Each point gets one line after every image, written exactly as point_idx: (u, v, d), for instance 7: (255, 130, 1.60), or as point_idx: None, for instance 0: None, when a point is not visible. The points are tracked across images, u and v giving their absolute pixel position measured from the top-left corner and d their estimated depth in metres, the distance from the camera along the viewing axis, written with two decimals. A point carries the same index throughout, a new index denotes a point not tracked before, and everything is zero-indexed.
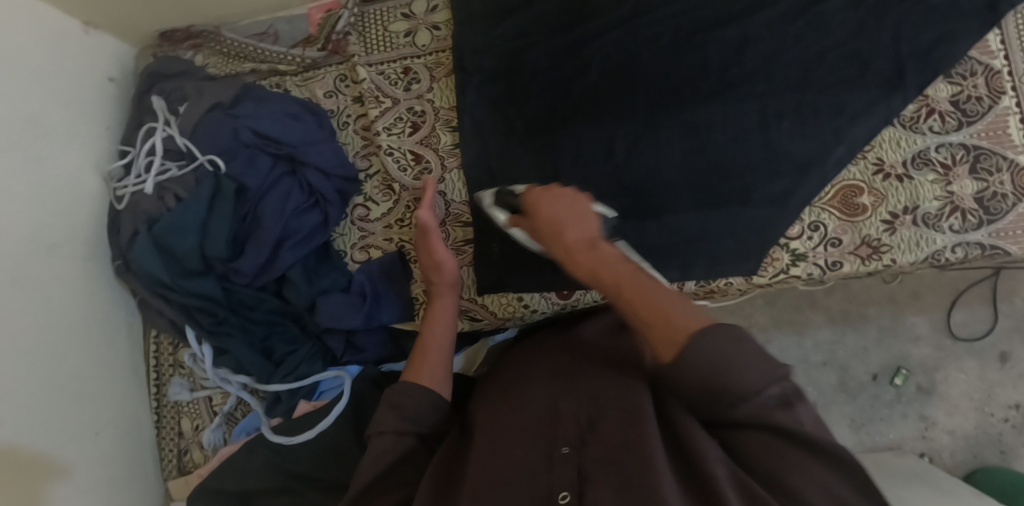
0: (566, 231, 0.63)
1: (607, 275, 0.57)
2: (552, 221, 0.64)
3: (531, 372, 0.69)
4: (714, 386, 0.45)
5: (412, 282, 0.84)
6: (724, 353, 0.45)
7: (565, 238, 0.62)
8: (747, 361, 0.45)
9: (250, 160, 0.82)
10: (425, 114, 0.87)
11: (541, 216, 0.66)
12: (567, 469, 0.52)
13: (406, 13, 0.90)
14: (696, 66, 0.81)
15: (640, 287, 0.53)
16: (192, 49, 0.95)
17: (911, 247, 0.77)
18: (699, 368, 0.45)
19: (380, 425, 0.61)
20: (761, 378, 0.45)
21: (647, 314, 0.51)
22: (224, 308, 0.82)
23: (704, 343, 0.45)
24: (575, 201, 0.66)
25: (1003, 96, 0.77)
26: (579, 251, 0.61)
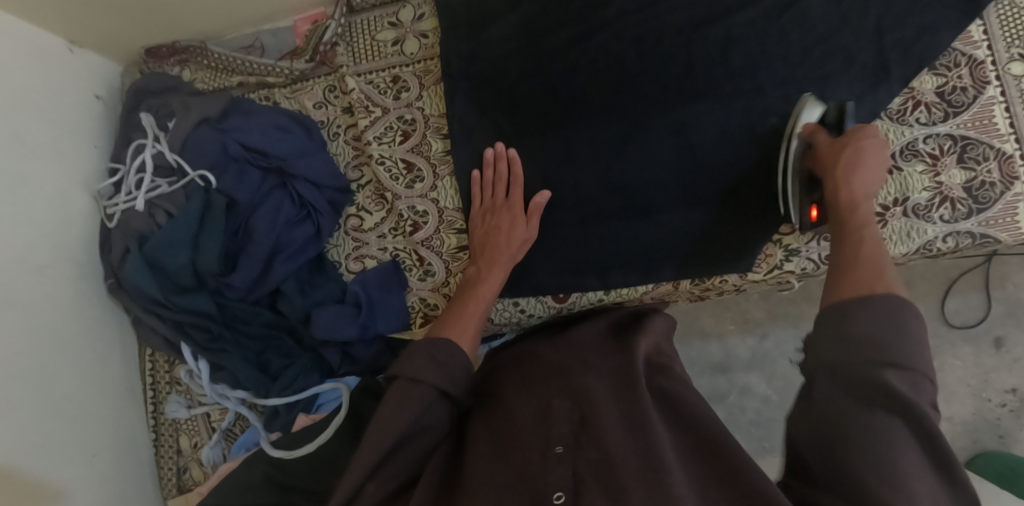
0: (861, 164, 0.64)
1: (863, 215, 0.61)
2: (857, 150, 0.64)
3: (526, 376, 0.69)
4: (886, 342, 0.48)
5: (408, 291, 0.84)
6: (910, 325, 0.49)
7: (850, 177, 0.64)
8: (917, 347, 0.48)
9: (239, 174, 0.81)
10: (416, 122, 0.86)
11: (843, 147, 0.65)
12: (562, 469, 0.51)
13: (393, 21, 0.90)
14: (684, 65, 0.81)
15: (874, 250, 0.57)
16: (178, 64, 0.95)
17: (902, 239, 0.78)
18: (881, 319, 0.49)
19: (419, 372, 0.61)
20: (920, 363, 0.47)
21: (864, 268, 0.56)
22: (218, 324, 0.81)
23: (896, 309, 0.50)
24: (880, 156, 0.65)
25: (988, 86, 0.77)
26: (862, 185, 0.63)
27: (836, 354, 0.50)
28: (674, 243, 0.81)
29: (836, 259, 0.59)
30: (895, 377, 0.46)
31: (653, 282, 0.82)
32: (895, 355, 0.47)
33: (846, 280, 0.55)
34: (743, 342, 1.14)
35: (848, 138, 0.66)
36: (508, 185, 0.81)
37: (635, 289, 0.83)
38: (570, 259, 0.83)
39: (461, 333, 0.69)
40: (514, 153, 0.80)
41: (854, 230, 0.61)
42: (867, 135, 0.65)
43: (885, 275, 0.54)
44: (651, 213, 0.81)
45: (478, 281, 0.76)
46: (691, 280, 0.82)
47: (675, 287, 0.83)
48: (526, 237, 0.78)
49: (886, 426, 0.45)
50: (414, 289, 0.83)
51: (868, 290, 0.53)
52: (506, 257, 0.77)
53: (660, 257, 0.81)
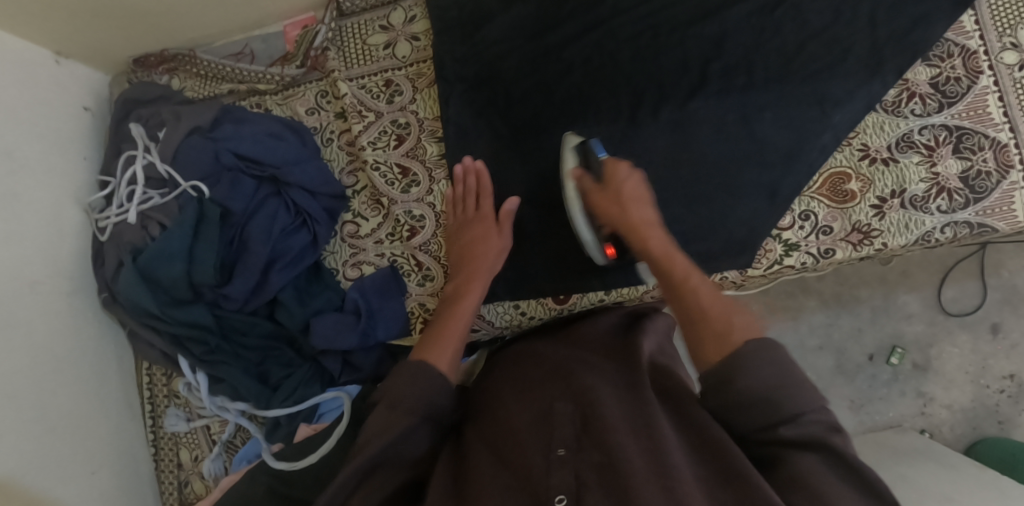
0: (639, 211, 0.73)
1: (679, 262, 0.67)
2: (630, 201, 0.74)
3: (526, 379, 0.68)
4: (772, 395, 0.50)
5: (407, 297, 0.83)
6: (787, 366, 0.52)
7: (631, 217, 0.72)
8: (804, 391, 0.51)
9: (233, 183, 0.80)
10: (410, 125, 0.85)
11: (618, 193, 0.74)
12: (564, 472, 0.51)
13: (384, 25, 0.88)
14: (677, 63, 0.81)
15: (710, 298, 0.62)
16: (167, 73, 0.93)
17: (901, 230, 0.78)
18: (763, 374, 0.51)
19: (398, 397, 0.60)
20: (808, 402, 0.50)
21: (715, 319, 0.59)
22: (216, 336, 0.80)
23: (770, 355, 0.52)
24: (639, 189, 0.75)
25: (981, 76, 0.77)
26: (652, 230, 0.71)
27: (740, 417, 0.52)
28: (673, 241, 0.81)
29: (687, 316, 0.62)
30: (788, 431, 0.50)
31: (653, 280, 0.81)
32: (789, 402, 0.50)
33: (710, 339, 0.57)
34: None
35: (614, 189, 0.75)
36: (484, 193, 0.80)
37: (635, 288, 0.82)
38: (569, 260, 0.82)
39: (443, 348, 0.67)
40: (480, 165, 0.80)
41: (685, 281, 0.65)
42: (624, 183, 0.75)
43: (732, 316, 0.59)
44: None
45: (459, 295, 0.75)
46: None
47: None
48: (502, 247, 0.78)
49: (809, 465, 0.48)
50: (413, 294, 0.83)
51: (734, 343, 0.54)
52: (486, 270, 0.76)
53: None
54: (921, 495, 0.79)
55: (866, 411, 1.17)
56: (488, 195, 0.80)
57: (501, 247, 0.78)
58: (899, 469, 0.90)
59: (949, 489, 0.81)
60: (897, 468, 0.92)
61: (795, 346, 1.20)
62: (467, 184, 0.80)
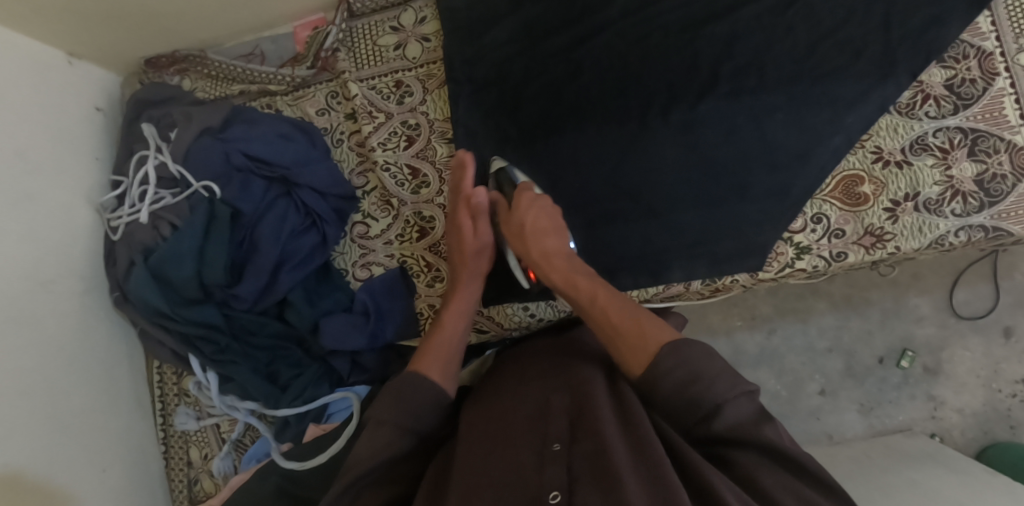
0: (545, 239, 0.72)
1: (584, 287, 0.66)
2: (535, 230, 0.73)
3: (524, 372, 0.68)
4: (690, 393, 0.50)
5: (417, 298, 0.82)
6: (699, 361, 0.51)
7: (543, 246, 0.72)
8: (720, 379, 0.50)
9: (243, 184, 0.80)
10: (420, 126, 0.85)
11: (528, 223, 0.73)
12: (557, 467, 0.50)
13: (394, 25, 0.88)
14: (688, 64, 0.81)
15: (619, 308, 0.62)
16: (178, 74, 0.94)
17: (914, 234, 0.77)
18: (676, 374, 0.51)
19: (382, 415, 0.58)
20: (725, 390, 0.50)
21: (628, 330, 0.59)
22: (226, 336, 0.80)
23: (678, 355, 0.52)
24: (551, 213, 0.75)
25: (997, 78, 0.76)
26: (556, 257, 0.71)
27: (672, 413, 0.52)
28: (683, 244, 0.81)
29: (604, 337, 0.61)
30: (720, 424, 0.49)
31: (663, 283, 0.81)
32: (709, 397, 0.49)
33: (629, 352, 0.57)
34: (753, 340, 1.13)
35: (519, 217, 0.74)
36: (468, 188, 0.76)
37: (645, 291, 0.82)
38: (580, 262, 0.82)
39: (431, 358, 0.65)
40: (468, 156, 0.75)
41: (595, 303, 0.64)
42: (528, 212, 0.74)
43: (643, 331, 0.58)
44: (658, 214, 0.81)
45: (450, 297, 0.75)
46: (702, 280, 0.81)
47: (685, 288, 0.82)
48: (481, 247, 0.75)
49: (746, 461, 0.48)
50: (423, 295, 0.82)
51: (649, 350, 0.55)
52: (474, 272, 0.75)
53: (668, 260, 0.81)
54: (929, 499, 0.79)
55: (876, 414, 1.16)
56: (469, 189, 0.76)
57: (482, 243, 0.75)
58: (910, 473, 0.90)
59: (958, 494, 0.81)
60: (905, 472, 0.91)
61: (804, 348, 1.19)
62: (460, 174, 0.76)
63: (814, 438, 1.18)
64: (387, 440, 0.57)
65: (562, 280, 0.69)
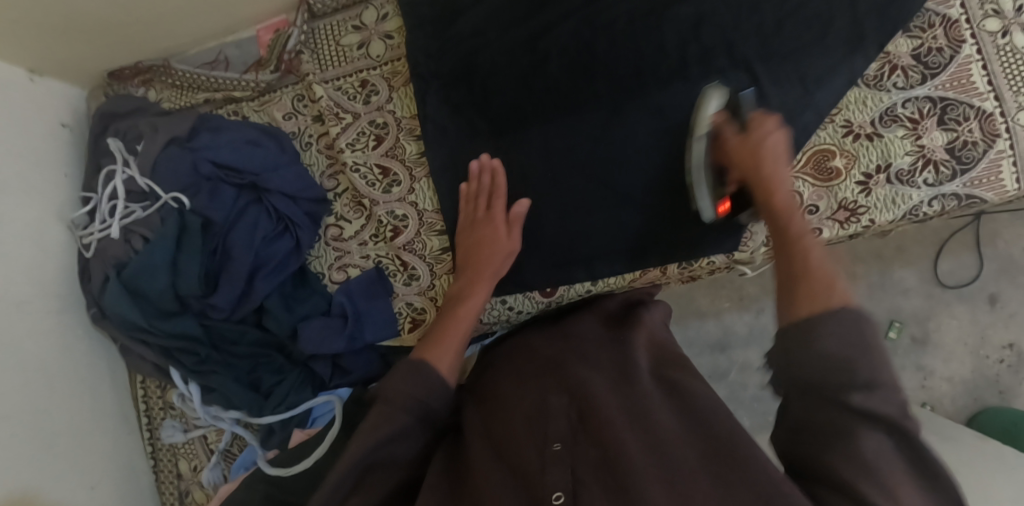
0: (767, 167, 0.66)
1: (797, 220, 0.62)
2: (768, 155, 0.66)
3: (525, 370, 0.69)
4: (851, 358, 0.47)
5: (395, 297, 0.81)
6: (871, 337, 0.48)
7: (765, 172, 0.66)
8: (879, 362, 0.47)
9: (213, 193, 0.80)
10: (388, 125, 0.83)
11: (755, 145, 0.67)
12: (560, 468, 0.53)
13: (356, 24, 0.85)
14: (654, 50, 0.80)
15: (818, 255, 0.57)
16: (142, 86, 0.91)
17: (888, 206, 0.79)
18: (841, 339, 0.48)
19: (392, 393, 0.60)
20: (886, 374, 0.46)
21: (819, 276, 0.54)
22: (206, 346, 0.80)
23: (858, 322, 0.48)
24: (779, 145, 0.67)
25: (964, 45, 0.79)
26: (780, 191, 0.65)
27: (802, 374, 0.48)
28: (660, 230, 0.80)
29: (786, 275, 0.57)
30: (862, 398, 0.45)
31: (641, 268, 0.81)
32: (864, 375, 0.46)
33: (799, 292, 0.54)
34: (740, 318, 1.20)
35: (753, 139, 0.68)
36: (500, 194, 0.77)
37: (622, 278, 0.83)
38: (558, 254, 0.81)
39: (443, 350, 0.67)
40: (497, 163, 0.76)
41: (799, 241, 0.59)
42: (767, 136, 0.67)
43: (835, 282, 0.53)
44: (632, 202, 0.80)
45: (464, 294, 0.75)
46: (678, 264, 0.82)
47: (663, 273, 0.83)
48: (509, 250, 0.77)
49: (872, 445, 0.44)
50: (401, 294, 0.81)
51: (827, 304, 0.50)
52: (491, 274, 0.75)
53: (646, 246, 0.81)
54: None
55: None
56: (499, 194, 0.78)
57: (508, 246, 0.76)
58: None
59: (956, 462, 0.81)
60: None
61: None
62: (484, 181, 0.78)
63: None
64: (394, 417, 0.58)
65: (782, 204, 0.64)
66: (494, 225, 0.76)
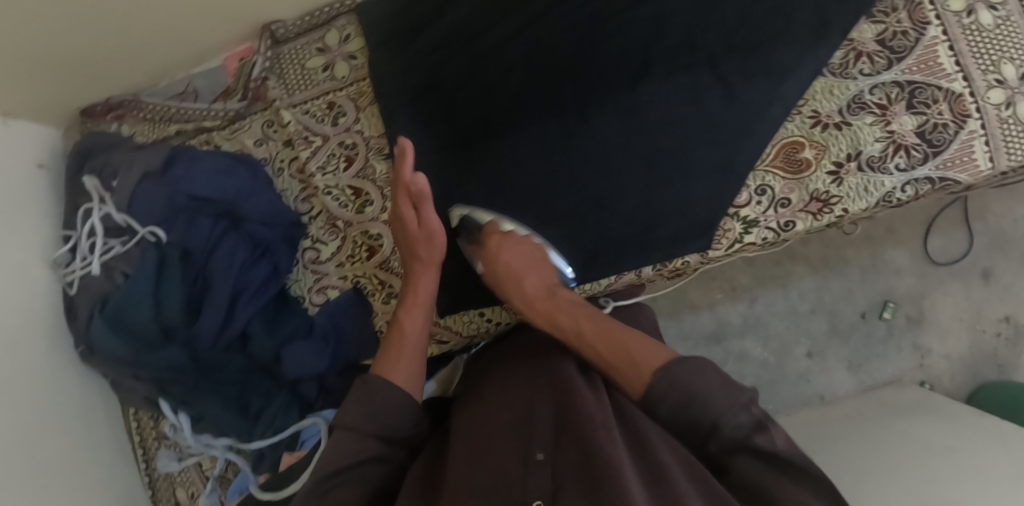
0: (523, 278, 0.74)
1: (566, 321, 0.67)
2: (517, 270, 0.75)
3: (512, 378, 0.66)
4: (687, 403, 0.49)
5: (376, 316, 0.81)
6: (692, 380, 0.50)
7: (527, 289, 0.74)
8: (720, 391, 0.48)
9: (189, 224, 0.80)
10: (357, 146, 0.82)
11: (498, 263, 0.76)
12: (541, 475, 0.49)
13: (320, 46, 0.85)
14: (619, 51, 0.79)
15: (617, 341, 0.60)
16: (116, 120, 0.92)
17: (860, 194, 0.78)
18: (671, 393, 0.50)
19: (343, 417, 0.57)
20: (723, 404, 0.48)
21: (614, 354, 0.59)
22: (194, 375, 0.79)
23: (671, 376, 0.51)
24: (531, 253, 0.77)
25: (929, 27, 0.79)
26: (538, 299, 0.72)
27: (673, 419, 0.51)
28: (635, 233, 0.80)
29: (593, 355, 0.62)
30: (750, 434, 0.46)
31: (616, 273, 0.82)
32: (713, 416, 0.48)
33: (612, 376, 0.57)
34: (733, 308, 1.20)
35: (490, 257, 0.77)
36: (408, 177, 0.70)
37: (598, 283, 0.83)
38: None
39: (393, 364, 0.63)
40: (407, 145, 0.69)
41: (577, 332, 0.65)
42: (499, 252, 0.76)
43: (640, 361, 0.56)
44: (605, 205, 0.80)
45: (404, 297, 0.73)
46: (653, 266, 0.82)
47: (637, 276, 0.83)
48: (429, 236, 0.72)
49: (749, 470, 0.45)
50: (380, 313, 0.80)
51: (637, 376, 0.55)
52: (423, 273, 0.72)
53: (621, 249, 0.81)
54: (922, 451, 0.79)
55: (865, 370, 1.17)
56: (405, 172, 0.70)
57: (430, 231, 0.71)
58: (899, 424, 0.90)
59: (951, 441, 0.81)
60: (898, 425, 0.91)
61: (786, 313, 1.19)
62: (398, 163, 0.71)
63: (806, 401, 1.18)
64: (359, 440, 0.55)
65: (545, 315, 0.70)
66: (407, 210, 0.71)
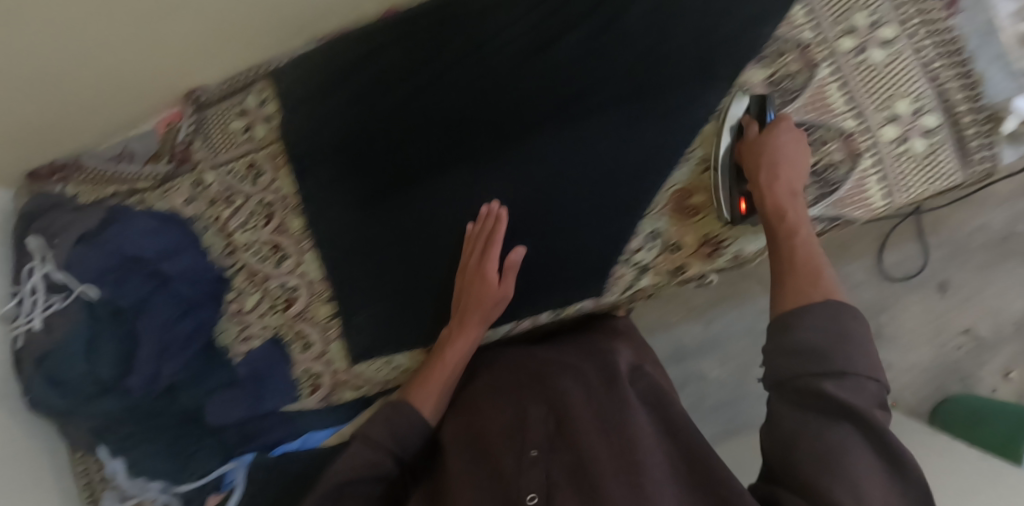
0: (781, 168, 0.70)
1: (792, 218, 0.66)
2: (784, 154, 0.70)
3: (504, 384, 0.72)
4: (825, 350, 0.51)
5: (295, 363, 0.87)
6: (852, 329, 0.52)
7: (777, 174, 0.69)
8: (862, 354, 0.51)
9: (119, 282, 0.84)
10: (274, 204, 0.87)
11: (777, 142, 0.71)
12: (534, 473, 0.57)
13: (240, 109, 0.90)
14: (512, 103, 0.82)
15: (812, 258, 0.61)
16: (60, 181, 0.95)
17: (754, 236, 0.79)
18: (820, 334, 0.52)
19: (370, 435, 0.67)
20: (863, 365, 0.50)
21: (803, 276, 0.59)
22: (128, 423, 0.83)
23: (838, 314, 0.54)
24: (795, 142, 0.72)
25: (819, 68, 0.81)
26: (779, 188, 0.68)
27: (787, 364, 0.53)
28: (538, 279, 0.83)
29: (777, 265, 0.63)
30: (835, 388, 0.49)
31: (514, 320, 0.85)
32: (839, 362, 0.50)
33: (789, 289, 0.59)
34: (691, 330, 1.23)
35: (764, 139, 0.72)
36: (496, 242, 0.77)
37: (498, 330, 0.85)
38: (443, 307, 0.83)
39: (426, 394, 0.73)
40: (504, 212, 0.77)
41: (789, 238, 0.64)
42: (782, 133, 0.72)
43: (820, 281, 0.58)
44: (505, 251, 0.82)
45: (451, 336, 0.78)
46: (550, 312, 0.84)
47: (535, 322, 0.85)
48: (500, 298, 0.77)
49: (842, 438, 0.48)
50: (298, 361, 0.87)
51: (813, 296, 0.57)
52: (479, 318, 0.77)
53: (525, 296, 0.84)
54: None
55: None
56: (495, 238, 0.77)
57: (501, 294, 0.77)
58: None
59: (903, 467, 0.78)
60: None
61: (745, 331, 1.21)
62: (484, 225, 0.79)
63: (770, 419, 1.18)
64: (375, 458, 0.66)
65: (768, 207, 0.68)
66: (484, 272, 0.76)
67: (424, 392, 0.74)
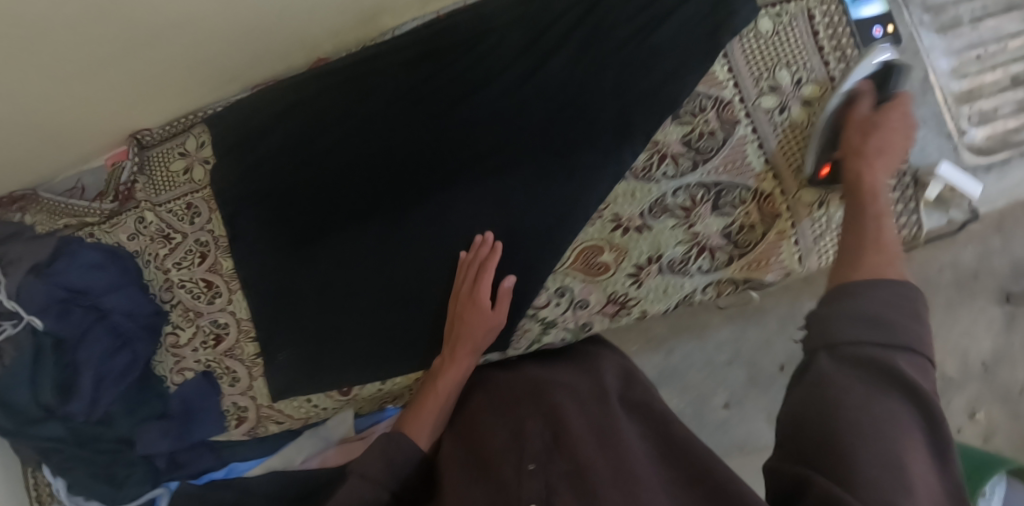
0: (884, 154, 0.71)
1: (881, 201, 0.69)
2: (895, 130, 0.73)
3: (501, 404, 0.71)
4: (887, 321, 0.52)
5: (225, 395, 0.93)
6: (898, 302, 0.54)
7: (869, 150, 0.71)
8: (911, 324, 0.52)
9: (62, 313, 0.87)
10: (209, 244, 0.92)
11: (891, 121, 0.73)
12: (534, 481, 0.54)
13: (182, 151, 0.95)
14: (429, 155, 0.84)
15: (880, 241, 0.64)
16: (20, 210, 0.99)
17: (659, 296, 0.83)
18: (867, 315, 0.53)
19: (364, 469, 0.64)
20: (907, 338, 0.52)
21: (874, 259, 0.61)
22: (69, 446, 0.89)
23: (893, 292, 0.55)
24: (902, 125, 0.74)
25: (738, 126, 0.80)
26: (879, 168, 0.71)
27: (844, 331, 0.54)
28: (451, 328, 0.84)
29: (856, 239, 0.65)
30: (905, 363, 0.50)
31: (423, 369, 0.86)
32: (893, 333, 0.52)
33: (856, 262, 0.61)
34: (650, 359, 1.16)
35: (881, 116, 0.74)
36: (490, 268, 0.79)
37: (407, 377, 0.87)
38: (358, 350, 0.87)
39: (420, 422, 0.75)
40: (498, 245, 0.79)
41: (875, 220, 0.67)
42: (894, 116, 0.73)
43: (894, 260, 0.61)
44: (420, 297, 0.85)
45: (445, 365, 0.79)
46: None
47: None
48: (493, 323, 0.78)
49: (896, 410, 0.48)
50: (227, 395, 0.92)
51: (885, 274, 0.58)
52: (468, 350, 0.78)
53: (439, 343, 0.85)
54: None
55: None
56: (488, 265, 0.79)
57: (492, 321, 0.78)
58: None
59: None
60: None
61: (704, 363, 1.15)
62: (478, 252, 0.80)
63: (726, 453, 1.15)
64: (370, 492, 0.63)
65: (864, 184, 0.70)
66: (474, 298, 0.79)
67: (416, 424, 0.74)
